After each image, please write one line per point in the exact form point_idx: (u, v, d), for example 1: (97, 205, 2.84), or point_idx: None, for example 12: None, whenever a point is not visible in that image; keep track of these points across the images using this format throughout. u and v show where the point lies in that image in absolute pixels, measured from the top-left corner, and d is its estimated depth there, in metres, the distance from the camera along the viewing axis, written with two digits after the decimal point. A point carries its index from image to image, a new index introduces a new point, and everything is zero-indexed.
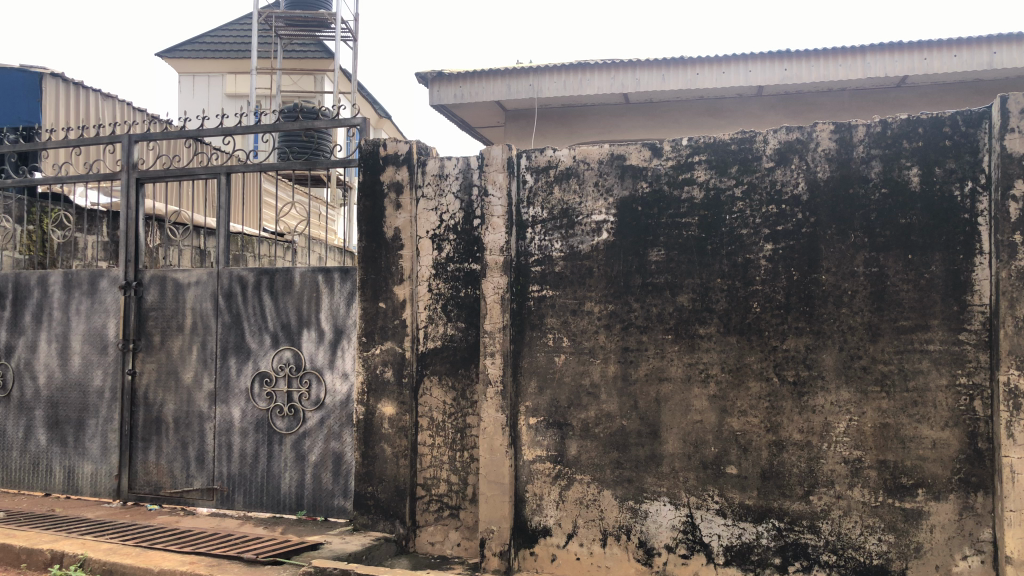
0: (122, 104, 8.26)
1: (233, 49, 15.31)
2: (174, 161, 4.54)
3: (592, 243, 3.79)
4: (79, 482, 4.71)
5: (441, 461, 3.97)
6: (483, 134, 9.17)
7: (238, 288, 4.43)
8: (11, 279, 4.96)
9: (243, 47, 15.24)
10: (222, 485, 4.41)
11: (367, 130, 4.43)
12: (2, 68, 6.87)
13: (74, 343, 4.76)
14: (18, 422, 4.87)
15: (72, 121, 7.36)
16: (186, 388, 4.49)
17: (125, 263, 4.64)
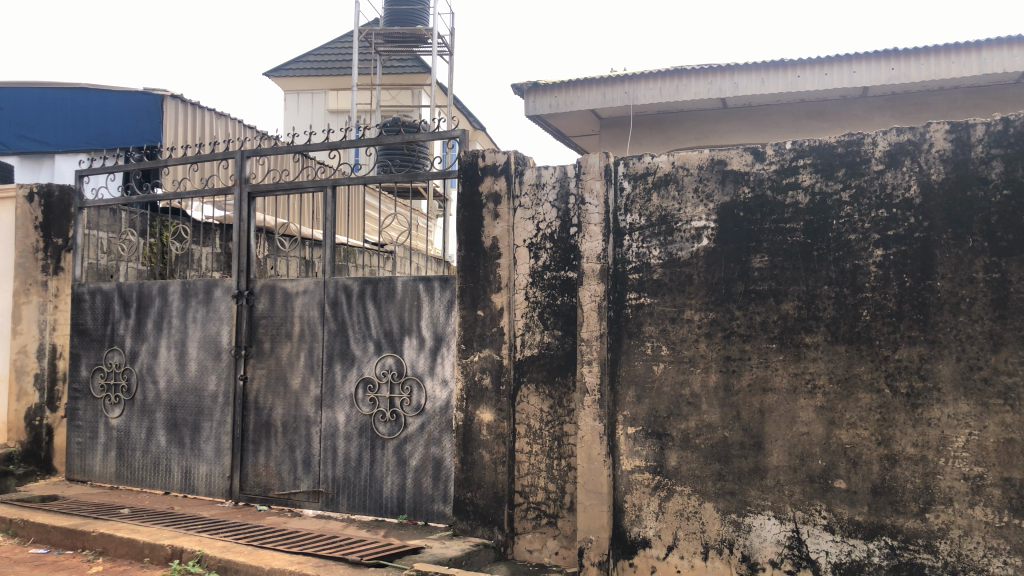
0: (235, 122, 8.67)
1: (336, 67, 15.87)
2: (283, 174, 4.71)
3: (692, 250, 3.73)
4: (196, 482, 4.95)
5: (538, 469, 3.98)
6: (577, 142, 9.18)
7: (344, 297, 4.57)
8: (135, 287, 5.25)
9: (344, 64, 15.77)
10: (327, 487, 4.54)
11: (466, 142, 4.45)
12: (131, 94, 7.47)
13: (191, 350, 5.00)
14: (141, 424, 5.16)
15: (190, 139, 7.74)
16: (294, 393, 4.66)
17: (238, 273, 4.85)
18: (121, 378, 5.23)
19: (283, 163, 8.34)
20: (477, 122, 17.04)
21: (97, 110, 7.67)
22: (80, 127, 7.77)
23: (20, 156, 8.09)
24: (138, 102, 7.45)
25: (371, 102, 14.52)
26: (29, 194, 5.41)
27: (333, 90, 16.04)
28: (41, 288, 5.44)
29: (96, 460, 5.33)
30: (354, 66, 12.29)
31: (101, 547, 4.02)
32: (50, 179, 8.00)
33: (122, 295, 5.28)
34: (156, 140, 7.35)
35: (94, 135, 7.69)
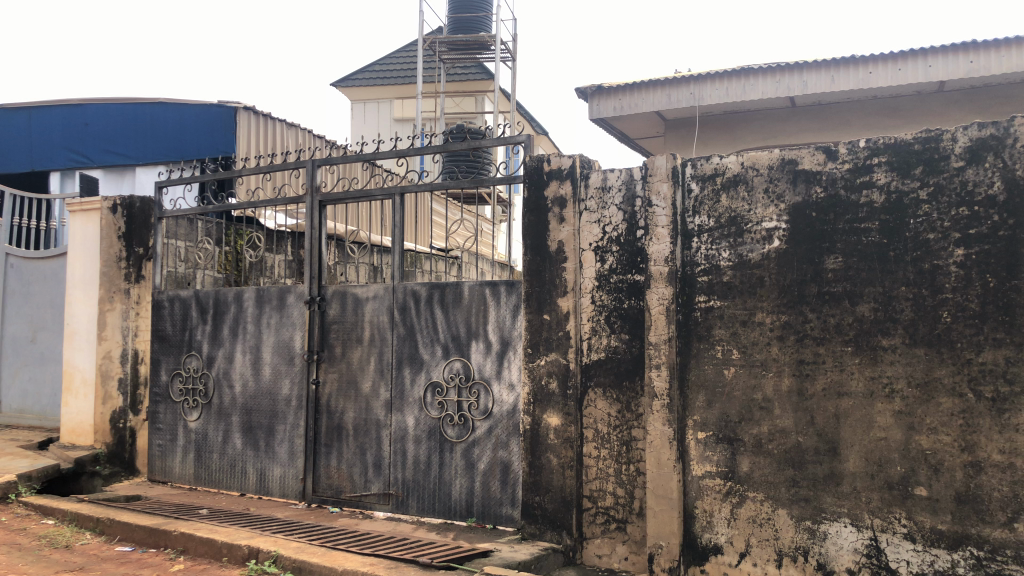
0: (305, 131, 8.87)
1: (401, 76, 16.10)
2: (352, 183, 4.80)
3: (763, 251, 3.67)
4: (270, 484, 5.07)
5: (607, 474, 3.96)
6: (642, 144, 9.12)
7: (412, 302, 4.63)
8: (212, 295, 5.41)
9: (409, 73, 16.00)
10: (397, 490, 4.59)
11: (531, 147, 4.42)
12: (206, 107, 7.72)
13: (265, 355, 5.13)
14: (217, 427, 5.31)
15: (263, 150, 7.95)
16: (364, 396, 4.74)
17: (310, 280, 4.95)
18: (198, 383, 5.40)
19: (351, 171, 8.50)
20: (540, 127, 17.08)
21: (174, 123, 7.94)
22: (158, 140, 8.06)
23: (104, 169, 8.48)
24: (213, 114, 7.68)
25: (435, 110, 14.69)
26: (112, 206, 5.70)
27: (398, 98, 16.28)
28: (124, 296, 5.66)
29: (175, 461, 5.50)
30: (418, 75, 12.46)
31: (182, 546, 4.15)
32: (132, 190, 8.39)
33: (199, 302, 5.45)
34: (229, 151, 7.57)
35: (171, 148, 7.97)
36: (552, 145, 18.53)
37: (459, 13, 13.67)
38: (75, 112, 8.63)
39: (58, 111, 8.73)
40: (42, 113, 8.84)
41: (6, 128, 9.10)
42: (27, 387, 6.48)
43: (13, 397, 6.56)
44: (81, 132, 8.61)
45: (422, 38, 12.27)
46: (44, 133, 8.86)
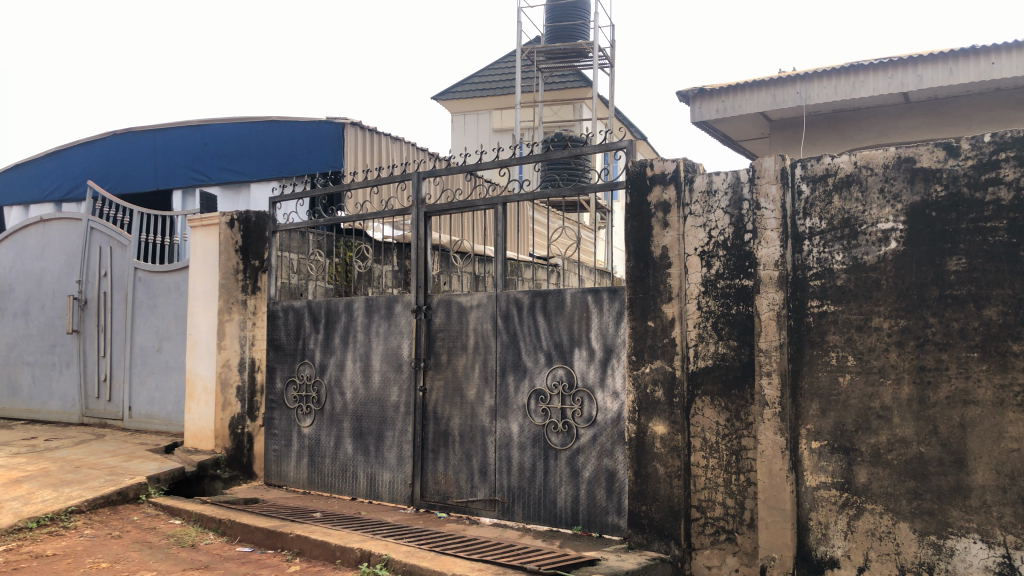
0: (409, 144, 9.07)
1: (499, 87, 16.29)
2: (457, 194, 4.88)
3: (879, 253, 3.53)
4: (380, 488, 5.19)
5: (716, 484, 3.88)
6: (747, 147, 8.94)
7: (515, 310, 4.66)
8: (323, 305, 5.60)
9: (507, 83, 16.16)
10: (503, 496, 4.63)
11: (633, 153, 4.36)
12: (317, 124, 8.02)
13: (374, 362, 5.27)
14: (330, 433, 5.48)
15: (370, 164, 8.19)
16: (470, 403, 4.80)
17: (416, 289, 5.05)
18: (311, 390, 5.59)
19: (453, 181, 8.63)
20: (638, 133, 16.95)
21: (286, 141, 8.29)
22: (272, 158, 8.43)
23: (222, 186, 8.93)
24: (323, 131, 7.97)
25: (534, 119, 14.79)
26: (230, 221, 5.99)
27: (498, 109, 16.50)
28: (241, 307, 5.92)
29: (289, 466, 5.71)
30: (517, 84, 12.59)
31: (298, 548, 4.30)
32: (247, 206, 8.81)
33: (312, 312, 5.64)
34: (338, 166, 7.83)
35: (284, 165, 8.33)
36: (651, 151, 18.36)
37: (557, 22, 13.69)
38: (195, 133, 9.08)
39: (179, 132, 9.21)
40: (165, 135, 9.34)
41: (132, 151, 9.64)
42: (154, 394, 6.86)
43: (142, 403, 6.95)
44: (200, 151, 9.06)
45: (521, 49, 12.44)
46: (167, 154, 9.36)
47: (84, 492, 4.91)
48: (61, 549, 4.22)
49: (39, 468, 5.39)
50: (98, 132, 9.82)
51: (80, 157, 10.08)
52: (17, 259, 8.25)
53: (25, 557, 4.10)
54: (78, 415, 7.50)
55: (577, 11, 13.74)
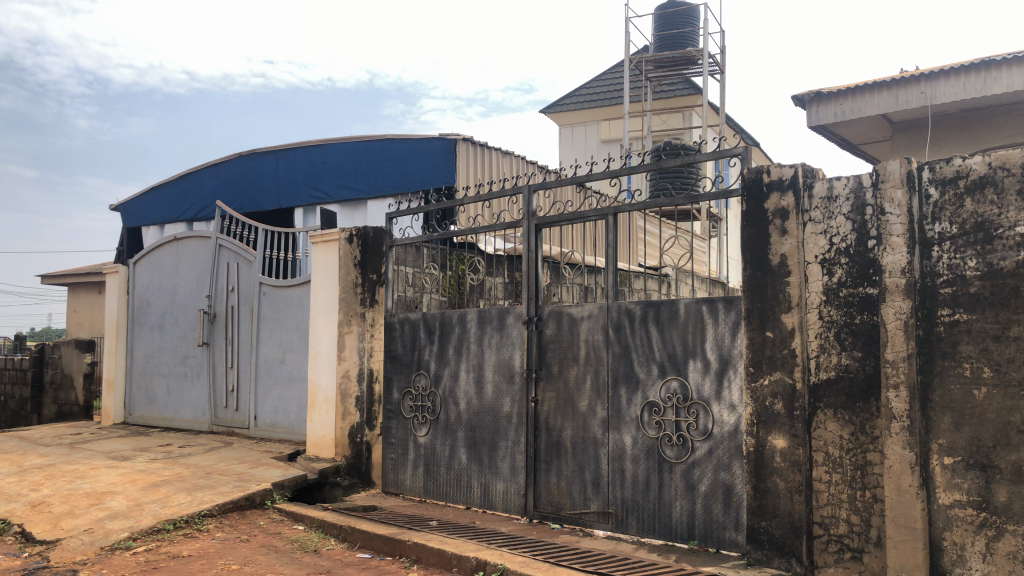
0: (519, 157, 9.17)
1: (606, 98, 16.31)
2: (568, 206, 4.90)
3: (1016, 259, 3.33)
4: (494, 498, 5.25)
5: (839, 500, 3.72)
6: (868, 150, 8.64)
7: (627, 321, 4.62)
8: (438, 316, 5.71)
9: (615, 94, 16.17)
10: (617, 509, 4.59)
11: (749, 160, 4.27)
12: (430, 140, 8.23)
13: (487, 373, 5.33)
14: (444, 442, 5.58)
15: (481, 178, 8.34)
16: (582, 415, 4.79)
17: (528, 300, 5.10)
18: (427, 401, 5.71)
19: (562, 194, 8.69)
20: (748, 138, 16.57)
21: (400, 158, 8.55)
22: (387, 174, 8.71)
23: (340, 203, 9.28)
24: (436, 146, 8.18)
25: (643, 128, 14.74)
26: (349, 236, 6.21)
27: (606, 119, 16.50)
28: (359, 319, 6.09)
29: (406, 474, 5.84)
30: (624, 95, 12.58)
31: (416, 556, 4.38)
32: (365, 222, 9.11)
33: (427, 324, 5.77)
34: (451, 180, 8.01)
35: (399, 182, 8.60)
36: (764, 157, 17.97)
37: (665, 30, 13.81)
38: (315, 153, 9.48)
39: (300, 153, 9.64)
40: (286, 156, 9.78)
41: (256, 171, 10.13)
42: (278, 403, 7.16)
43: (267, 412, 7.26)
44: (320, 170, 9.45)
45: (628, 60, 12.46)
46: (289, 174, 9.79)
47: (216, 497, 5.17)
48: (196, 550, 4.45)
49: (174, 473, 5.71)
50: (226, 155, 10.38)
51: (209, 179, 10.67)
52: (153, 276, 8.80)
53: (163, 557, 4.35)
54: (208, 424, 7.90)
55: (685, 19, 13.81)
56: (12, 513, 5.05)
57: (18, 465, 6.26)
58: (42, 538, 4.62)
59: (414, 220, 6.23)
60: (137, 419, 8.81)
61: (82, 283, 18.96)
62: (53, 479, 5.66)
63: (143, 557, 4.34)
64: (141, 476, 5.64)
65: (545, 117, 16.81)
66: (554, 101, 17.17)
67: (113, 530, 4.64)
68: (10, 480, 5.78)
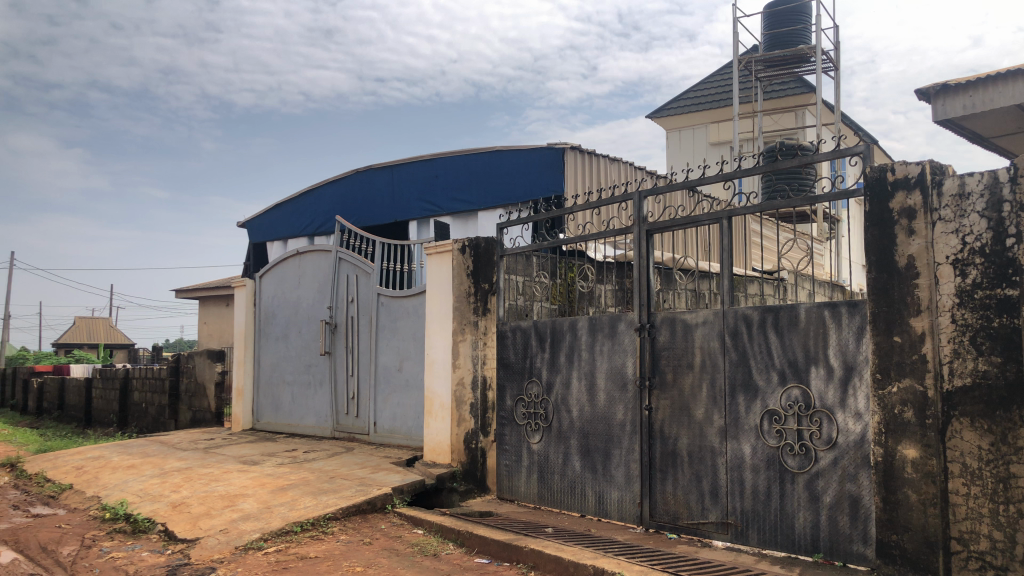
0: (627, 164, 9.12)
1: (715, 100, 16.04)
2: (681, 211, 4.84)
3: None
4: (609, 507, 5.22)
5: (979, 514, 3.51)
6: (1001, 142, 8.15)
7: (744, 327, 4.52)
8: (549, 324, 5.74)
9: (724, 96, 15.87)
10: (737, 520, 4.49)
11: (872, 157, 4.10)
12: (538, 150, 8.30)
13: (599, 381, 5.32)
14: (558, 450, 5.60)
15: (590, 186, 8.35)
16: (698, 423, 4.71)
17: (640, 307, 5.06)
18: (540, 408, 5.75)
19: (673, 199, 8.60)
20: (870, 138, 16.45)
21: (510, 169, 8.68)
22: (497, 186, 8.86)
23: (451, 215, 9.48)
24: (544, 156, 8.24)
25: (754, 129, 14.40)
26: (462, 247, 6.33)
27: (715, 122, 16.18)
28: (473, 327, 6.22)
29: (521, 481, 5.89)
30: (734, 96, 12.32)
31: (533, 562, 4.39)
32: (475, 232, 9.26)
33: (538, 332, 5.81)
34: (560, 189, 8.06)
35: (509, 192, 8.72)
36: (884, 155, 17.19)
37: (775, 29, 13.49)
38: (428, 167, 9.74)
39: (413, 168, 9.92)
40: (400, 171, 10.07)
41: (372, 187, 10.48)
42: (396, 410, 7.35)
43: (386, 419, 7.47)
44: (432, 183, 9.69)
45: (738, 60, 12.25)
46: (403, 189, 10.08)
47: (340, 500, 5.36)
48: (322, 552, 4.62)
49: (300, 477, 5.96)
50: (343, 171, 10.78)
51: (328, 195, 11.11)
52: (277, 289, 9.23)
53: (292, 557, 4.54)
54: (331, 430, 8.19)
55: (797, 16, 13.42)
56: (157, 513, 5.40)
57: (161, 467, 6.69)
58: (183, 536, 4.92)
59: (524, 229, 6.30)
60: (264, 425, 9.23)
61: (212, 297, 20.07)
62: (192, 481, 6.02)
63: (274, 557, 4.55)
64: (269, 480, 5.91)
65: (653, 121, 16.67)
66: (661, 105, 17.02)
67: (246, 530, 4.88)
68: (153, 481, 6.19)
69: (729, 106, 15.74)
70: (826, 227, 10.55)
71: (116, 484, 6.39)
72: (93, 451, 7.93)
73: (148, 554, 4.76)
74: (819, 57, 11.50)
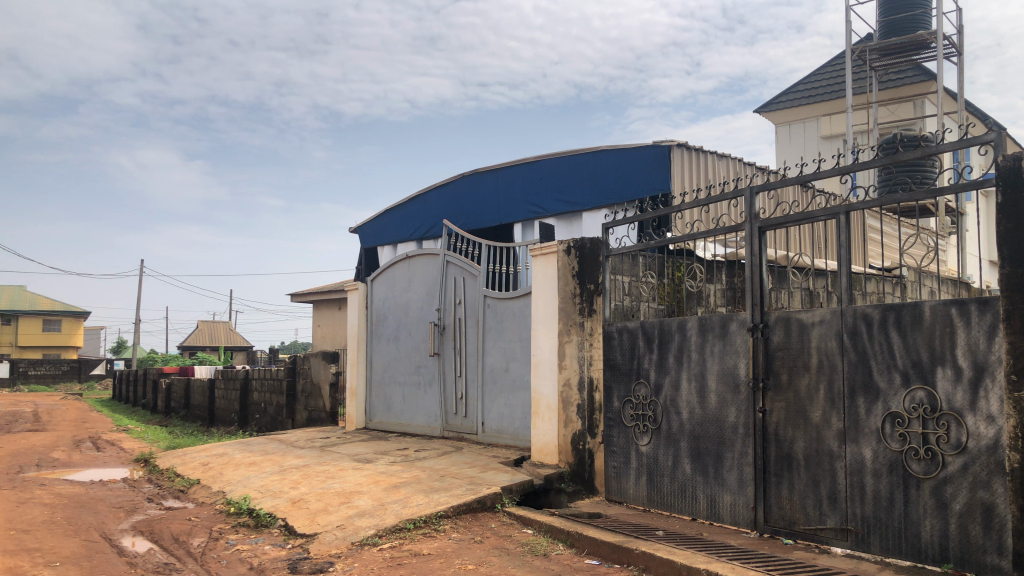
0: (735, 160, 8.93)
1: (826, 92, 15.53)
2: (796, 206, 4.69)
3: None
4: (721, 511, 5.12)
5: None
6: None
7: (864, 326, 4.34)
8: (657, 325, 5.69)
9: (836, 88, 15.34)
10: (857, 526, 4.32)
11: (1005, 145, 3.86)
12: (643, 148, 8.24)
13: (710, 382, 5.22)
14: (668, 452, 5.53)
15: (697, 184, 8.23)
16: (815, 426, 4.56)
17: (752, 307, 4.95)
18: (648, 409, 5.69)
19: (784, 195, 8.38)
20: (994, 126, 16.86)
21: (614, 168, 8.66)
22: (602, 186, 8.86)
23: (556, 217, 9.53)
24: (649, 154, 8.18)
25: (869, 121, 13.86)
26: (567, 248, 6.35)
27: (826, 115, 15.65)
28: (578, 329, 6.25)
29: (630, 483, 5.85)
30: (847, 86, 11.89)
31: (644, 565, 4.34)
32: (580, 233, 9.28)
33: (646, 332, 5.76)
34: (666, 187, 7.98)
35: (614, 192, 8.71)
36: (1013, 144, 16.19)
37: (892, 16, 13.03)
38: (532, 169, 9.82)
39: (517, 170, 10.02)
40: (505, 174, 10.18)
41: (477, 190, 10.64)
42: (504, 410, 7.43)
43: (494, 419, 7.55)
44: (537, 185, 9.77)
45: (851, 50, 11.85)
46: (507, 192, 10.19)
47: (451, 499, 5.45)
48: (435, 549, 4.71)
49: (412, 476, 6.10)
50: (450, 176, 10.98)
51: (435, 200, 11.35)
52: (387, 292, 9.50)
53: (407, 554, 4.64)
54: (440, 430, 8.35)
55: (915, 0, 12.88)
56: (277, 508, 5.64)
57: (280, 464, 6.99)
58: (303, 531, 5.12)
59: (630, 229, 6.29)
60: (376, 425, 9.49)
61: (326, 300, 20.82)
62: (309, 478, 6.26)
63: (389, 553, 4.66)
64: (383, 478, 6.07)
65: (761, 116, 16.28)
66: (770, 100, 16.60)
67: (361, 527, 5.04)
68: (273, 477, 6.47)
69: (841, 98, 15.19)
70: (949, 221, 10.05)
71: (240, 479, 6.71)
72: (217, 448, 8.34)
73: (271, 548, 4.98)
74: (940, 42, 10.98)
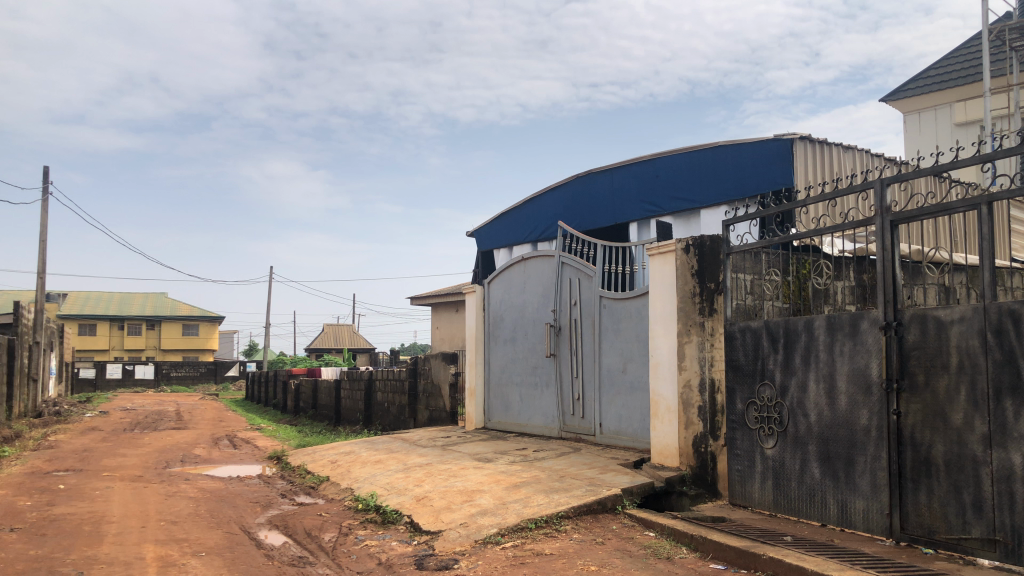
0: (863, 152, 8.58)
1: (961, 76, 14.67)
2: (932, 198, 4.45)
3: None
4: (853, 517, 4.92)
5: None
6: None
7: (1010, 323, 4.05)
8: (782, 324, 5.52)
9: (970, 71, 14.47)
10: (1006, 537, 4.03)
11: None
12: (765, 142, 8.03)
13: (840, 383, 5.02)
14: (795, 456, 5.36)
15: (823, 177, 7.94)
16: (956, 429, 4.32)
17: (884, 305, 4.73)
18: (774, 412, 5.53)
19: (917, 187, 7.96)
20: None
21: (733, 164, 8.47)
22: (720, 182, 8.68)
23: (673, 215, 9.40)
24: (771, 148, 7.96)
25: (1010, 104, 12.96)
26: (686, 247, 6.37)
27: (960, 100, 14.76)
28: (700, 329, 6.22)
29: (755, 488, 5.70)
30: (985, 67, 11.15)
31: (773, 570, 4.22)
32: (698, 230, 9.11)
33: (770, 332, 5.60)
34: (789, 181, 7.74)
35: (733, 188, 8.52)
36: None
37: None
38: (648, 168, 9.74)
39: (632, 170, 9.95)
40: (619, 173, 10.13)
41: (591, 191, 10.62)
42: (622, 411, 7.37)
43: (612, 420, 7.51)
44: (653, 183, 9.67)
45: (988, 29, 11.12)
46: (622, 192, 10.12)
47: (571, 499, 5.46)
48: (557, 549, 4.73)
49: (533, 476, 6.15)
50: (563, 178, 11.01)
51: (549, 202, 11.41)
52: (504, 294, 9.63)
53: (529, 553, 4.69)
54: (557, 431, 8.38)
55: None
56: (403, 505, 5.81)
57: (404, 462, 7.20)
58: (428, 528, 5.25)
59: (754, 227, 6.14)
60: (495, 425, 9.61)
61: (444, 303, 21.26)
62: (433, 476, 6.41)
63: (511, 552, 4.72)
64: (504, 477, 6.15)
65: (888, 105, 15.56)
66: (898, 87, 15.85)
67: (485, 525, 5.12)
68: (398, 475, 6.66)
69: (978, 82, 14.29)
70: None
71: (367, 477, 6.94)
72: (344, 446, 8.66)
73: (398, 544, 5.13)
74: None
